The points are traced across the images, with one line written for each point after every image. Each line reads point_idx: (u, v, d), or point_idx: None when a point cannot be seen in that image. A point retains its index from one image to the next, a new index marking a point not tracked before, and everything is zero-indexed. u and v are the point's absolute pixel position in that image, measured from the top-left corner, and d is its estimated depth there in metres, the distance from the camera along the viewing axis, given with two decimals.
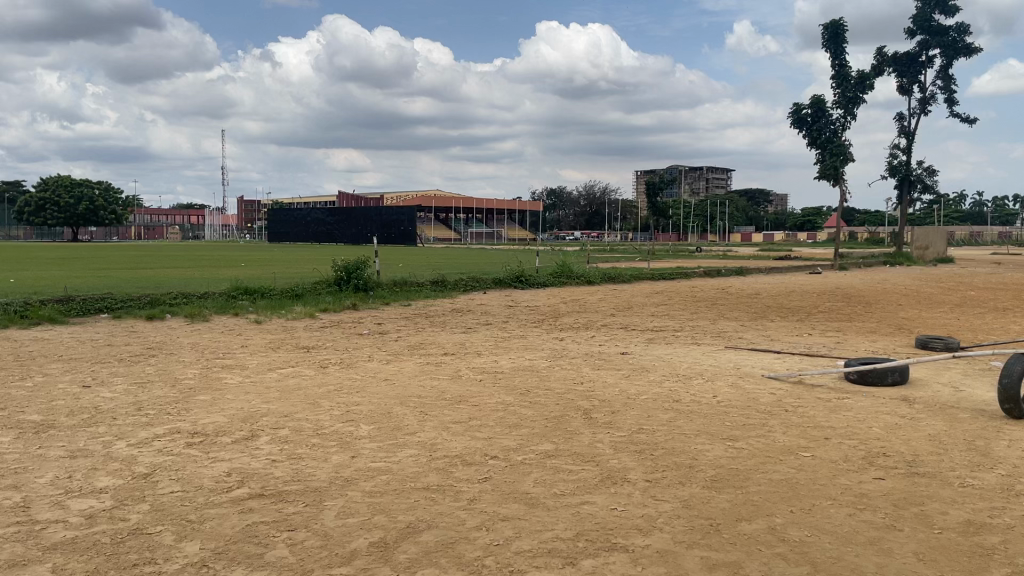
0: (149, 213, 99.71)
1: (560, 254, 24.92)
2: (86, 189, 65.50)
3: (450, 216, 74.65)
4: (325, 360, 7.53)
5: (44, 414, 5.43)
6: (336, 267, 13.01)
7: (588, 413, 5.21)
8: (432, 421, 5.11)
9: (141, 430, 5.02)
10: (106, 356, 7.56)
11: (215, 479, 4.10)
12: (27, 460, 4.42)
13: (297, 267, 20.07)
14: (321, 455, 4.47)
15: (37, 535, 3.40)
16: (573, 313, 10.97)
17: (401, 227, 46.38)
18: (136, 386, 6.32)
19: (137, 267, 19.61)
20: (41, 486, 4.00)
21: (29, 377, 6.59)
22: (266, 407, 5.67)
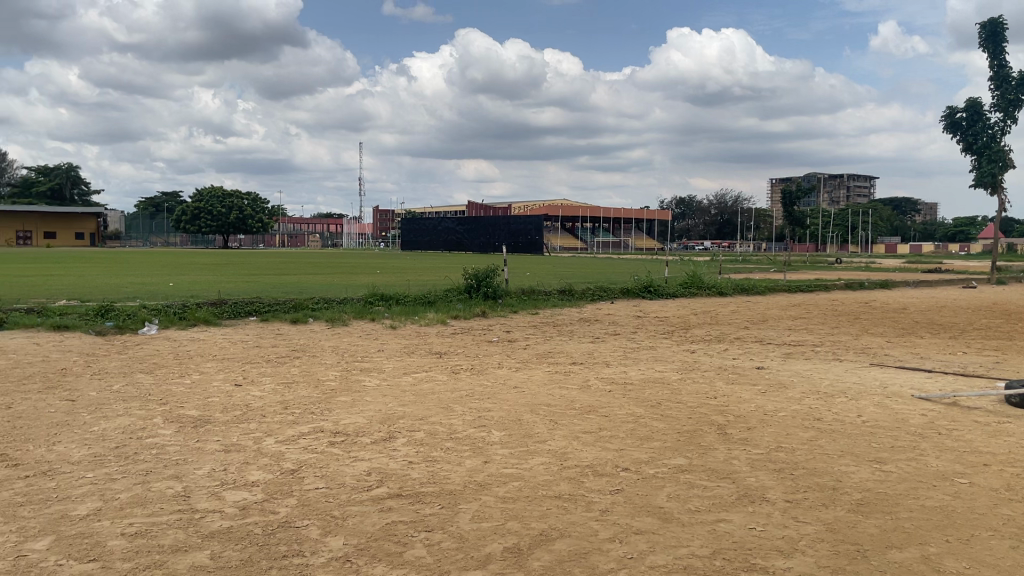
0: (293, 222, 105.38)
1: (691, 266, 24.46)
2: (237, 199, 69.90)
3: (577, 225, 74.72)
4: (457, 366, 7.70)
5: (201, 409, 5.83)
6: (466, 275, 13.27)
7: (723, 428, 5.08)
8: (563, 430, 5.13)
9: (287, 428, 5.30)
10: (255, 356, 8.03)
11: (356, 477, 4.28)
12: (188, 452, 4.76)
13: (429, 275, 20.57)
14: (456, 459, 4.57)
15: (196, 523, 3.64)
16: (705, 325, 10.74)
17: (529, 236, 46.85)
18: (283, 386, 6.68)
19: (286, 273, 20.75)
20: (199, 477, 4.29)
21: (188, 374, 7.10)
22: (402, 409, 5.86)
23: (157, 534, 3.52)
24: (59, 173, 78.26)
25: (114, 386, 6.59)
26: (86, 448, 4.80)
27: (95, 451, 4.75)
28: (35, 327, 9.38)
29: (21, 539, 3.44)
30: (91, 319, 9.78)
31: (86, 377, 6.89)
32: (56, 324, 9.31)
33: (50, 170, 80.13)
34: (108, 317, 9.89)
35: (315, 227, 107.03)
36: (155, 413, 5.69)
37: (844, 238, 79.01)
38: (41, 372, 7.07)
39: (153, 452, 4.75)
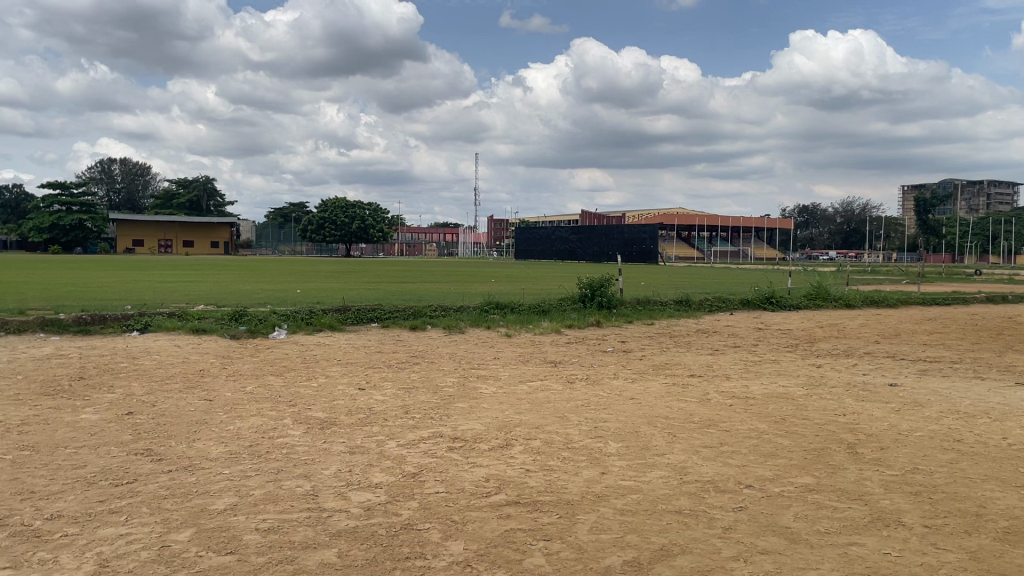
0: (411, 231, 108.28)
1: (815, 276, 23.48)
2: (359, 209, 72.44)
3: (693, 234, 73.34)
4: (573, 375, 7.68)
5: (327, 411, 6.06)
6: (581, 284, 13.26)
7: (853, 447, 4.86)
8: (682, 444, 5.03)
9: (408, 432, 5.44)
10: (377, 361, 8.29)
11: (475, 483, 4.33)
12: (315, 453, 4.95)
13: (543, 283, 20.63)
14: (573, 469, 4.56)
15: (325, 521, 3.79)
16: (831, 339, 10.29)
17: (644, 245, 46.35)
18: (404, 391, 6.86)
19: (405, 281, 21.31)
20: (327, 477, 4.46)
21: (315, 378, 7.40)
22: (518, 417, 5.90)
23: (288, 530, 3.67)
24: (197, 186, 83.41)
25: (247, 388, 6.95)
26: (223, 446, 5.07)
27: (231, 448, 5.02)
28: (176, 329, 10.02)
29: (166, 529, 3.67)
30: (227, 322, 10.36)
31: (222, 378, 7.30)
32: (195, 328, 9.90)
33: (189, 182, 85.56)
34: (241, 321, 10.45)
35: (432, 236, 109.65)
36: (285, 414, 5.96)
37: (984, 248, 74.08)
38: (182, 372, 7.54)
39: (283, 451, 4.97)
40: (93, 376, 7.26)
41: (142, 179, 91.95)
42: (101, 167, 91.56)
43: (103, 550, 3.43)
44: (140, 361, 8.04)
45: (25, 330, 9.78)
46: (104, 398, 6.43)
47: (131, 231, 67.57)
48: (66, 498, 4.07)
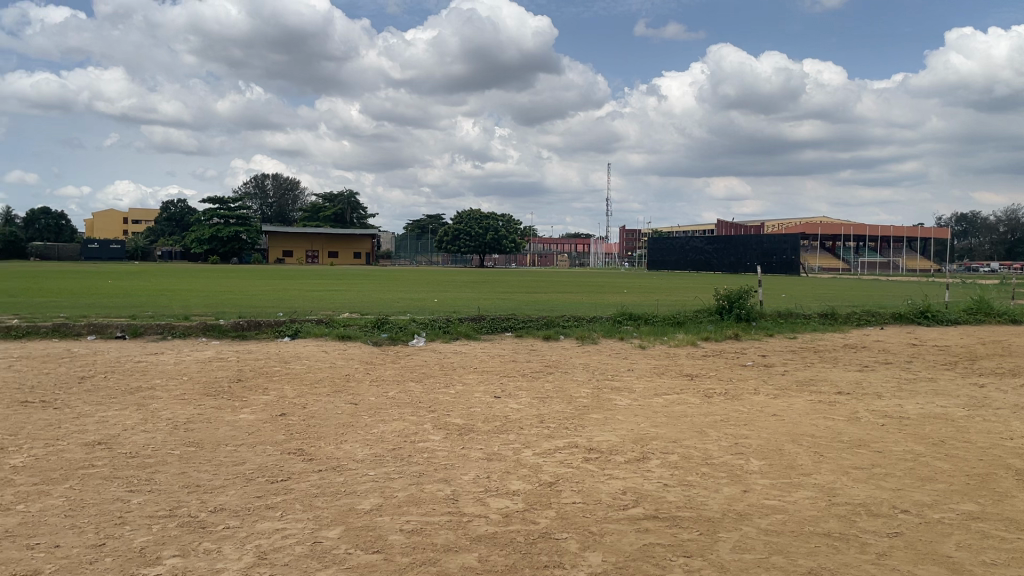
0: (544, 242, 109.26)
1: (977, 289, 21.90)
2: (494, 221, 73.73)
3: (837, 244, 70.06)
4: (711, 389, 7.50)
5: (465, 418, 6.20)
6: (718, 296, 12.95)
7: (1022, 474, 4.50)
8: (830, 464, 4.81)
9: (544, 441, 5.48)
10: (513, 370, 8.40)
11: (613, 495, 4.31)
12: (454, 458, 5.08)
13: (679, 295, 20.24)
14: (713, 485, 4.45)
15: (465, 526, 3.87)
16: (994, 357, 9.56)
17: (784, 255, 44.71)
18: (539, 400, 6.92)
19: (537, 291, 21.48)
20: (466, 482, 4.56)
21: (452, 385, 7.59)
22: (655, 430, 5.83)
23: (430, 533, 3.78)
24: (341, 200, 87.47)
25: (389, 392, 7.22)
26: (368, 448, 5.29)
27: (375, 451, 5.22)
28: (323, 335, 10.55)
29: (317, 526, 3.86)
30: (370, 330, 10.80)
31: (365, 383, 7.61)
32: (341, 335, 10.38)
33: (333, 196, 89.88)
34: (383, 329, 10.86)
35: (563, 247, 110.01)
36: (425, 419, 6.14)
37: None
38: (329, 376, 7.91)
39: (424, 455, 5.12)
40: (250, 378, 7.75)
41: (292, 193, 97.40)
42: (255, 182, 97.72)
43: (260, 543, 3.65)
44: (291, 365, 8.50)
45: (189, 334, 10.55)
46: (259, 400, 6.84)
47: (281, 243, 71.63)
48: (227, 492, 4.36)
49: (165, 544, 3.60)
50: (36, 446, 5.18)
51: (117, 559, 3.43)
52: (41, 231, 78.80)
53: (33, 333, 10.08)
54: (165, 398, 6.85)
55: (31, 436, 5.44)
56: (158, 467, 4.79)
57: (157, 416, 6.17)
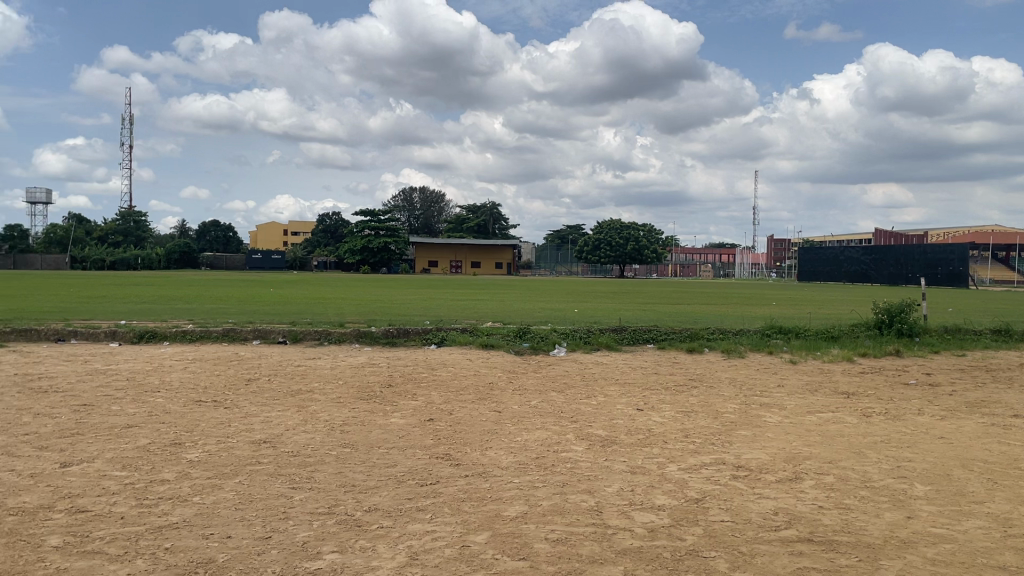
0: (688, 252, 107.31)
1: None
2: (635, 231, 73.09)
3: (1011, 253, 64.67)
4: (869, 408, 7.10)
5: (607, 430, 6.16)
6: (877, 309, 12.25)
7: None
8: (1005, 492, 4.45)
9: (690, 456, 5.37)
10: (656, 382, 8.28)
11: (764, 515, 4.17)
12: (598, 469, 5.06)
13: (834, 308, 19.20)
14: (873, 510, 4.22)
15: (610, 538, 3.86)
16: None
17: (950, 266, 41.80)
18: (683, 414, 6.78)
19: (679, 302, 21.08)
20: (610, 494, 4.54)
21: (594, 396, 7.57)
22: (808, 450, 5.58)
23: (575, 543, 3.80)
24: (485, 211, 89.47)
25: (532, 401, 7.30)
26: (512, 456, 5.37)
27: (520, 459, 5.30)
28: (468, 343, 10.81)
29: (465, 530, 3.96)
30: (512, 339, 10.98)
31: (509, 392, 7.72)
32: (484, 343, 10.60)
33: (477, 207, 91.87)
34: (525, 338, 11.01)
35: (707, 257, 107.27)
36: (567, 429, 6.17)
37: None
38: (474, 384, 8.10)
39: (568, 465, 5.15)
40: (399, 384, 8.03)
41: (437, 205, 100.36)
42: (403, 195, 101.51)
43: (412, 543, 3.79)
44: (438, 372, 8.77)
45: (344, 340, 11.08)
46: (407, 405, 7.09)
47: (427, 253, 74.03)
48: (380, 493, 4.54)
49: (325, 540, 3.81)
50: (208, 442, 5.60)
51: (282, 552, 3.65)
52: (212, 243, 85.29)
53: (206, 336, 10.91)
54: (322, 400, 7.22)
55: (205, 433, 5.87)
56: (317, 466, 5.07)
57: (316, 418, 6.52)
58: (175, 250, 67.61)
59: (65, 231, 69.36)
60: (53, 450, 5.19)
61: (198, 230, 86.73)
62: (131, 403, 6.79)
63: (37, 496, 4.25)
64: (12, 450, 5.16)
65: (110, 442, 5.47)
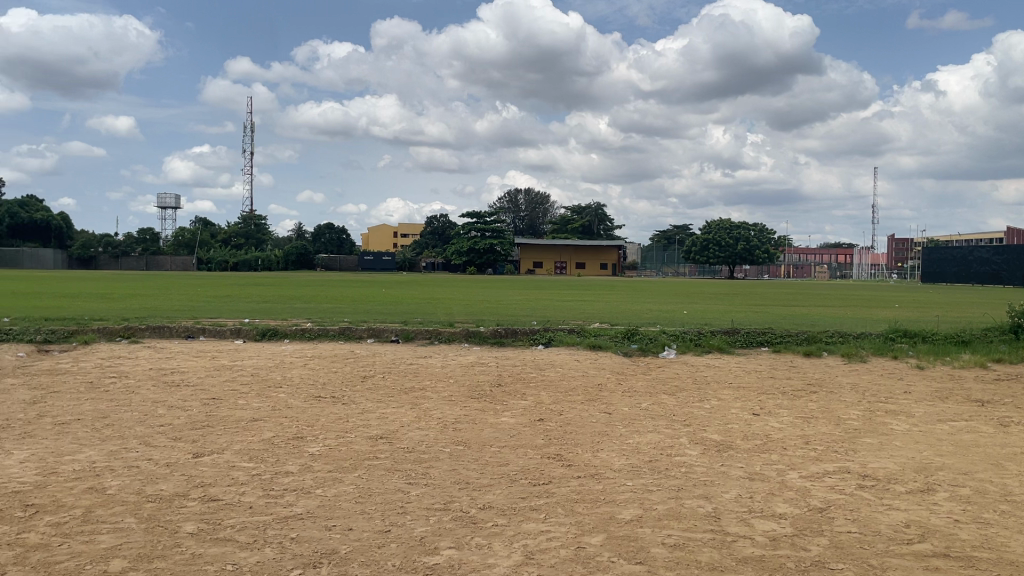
0: (801, 252, 103.86)
1: None
2: (745, 231, 71.22)
3: None
4: (1006, 418, 6.65)
5: (722, 434, 6.01)
6: (1013, 312, 11.46)
7: None
8: None
9: (811, 464, 5.17)
10: (772, 387, 8.00)
11: (894, 527, 3.96)
12: (714, 475, 4.94)
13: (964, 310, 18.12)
14: (1015, 525, 3.94)
15: (730, 546, 3.75)
16: None
17: None
18: (803, 420, 6.53)
19: (793, 304, 20.34)
20: (728, 501, 4.42)
21: (707, 399, 7.39)
22: (940, 460, 5.27)
23: (693, 549, 3.71)
24: (591, 212, 89.22)
25: (643, 404, 7.19)
26: (625, 458, 5.30)
27: (633, 462, 5.23)
28: (576, 344, 10.78)
29: (580, 531, 3.93)
30: (621, 340, 10.86)
31: (619, 393, 7.65)
32: (593, 344, 10.54)
33: (582, 208, 91.60)
34: (634, 339, 10.88)
35: (823, 259, 103.07)
36: (680, 433, 6.05)
37: None
38: (583, 385, 8.06)
39: (682, 469, 5.04)
40: (509, 384, 8.08)
41: (542, 207, 100.64)
42: (509, 197, 102.44)
43: (528, 542, 3.79)
44: (546, 373, 8.78)
45: (453, 340, 11.24)
46: (517, 405, 7.11)
47: (533, 254, 74.44)
48: (494, 491, 4.58)
49: (442, 536, 3.86)
50: (328, 436, 5.78)
51: (401, 546, 3.72)
52: (326, 245, 88.62)
53: (323, 335, 11.30)
54: (434, 398, 7.35)
55: (325, 427, 6.08)
56: (432, 462, 5.15)
57: (429, 415, 6.64)
58: (292, 252, 70.57)
59: (192, 235, 74.01)
60: (186, 441, 5.49)
61: (313, 232, 90.17)
62: (255, 398, 7.10)
63: (173, 484, 4.50)
64: (150, 440, 5.47)
65: (237, 435, 5.74)
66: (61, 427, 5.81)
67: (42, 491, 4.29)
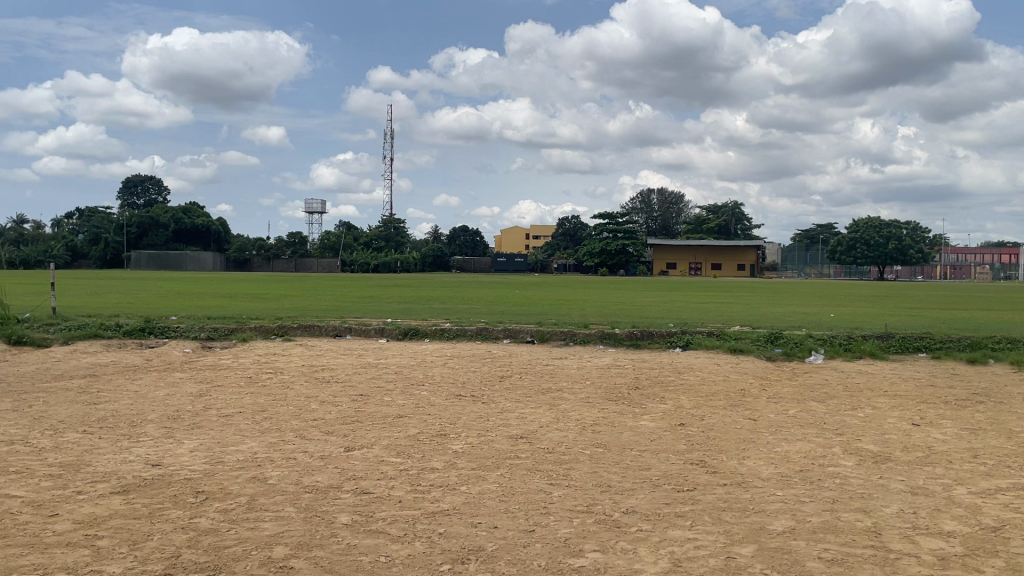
0: (959, 251, 97.14)
1: None
2: (897, 229, 67.25)
3: None
4: None
5: (879, 445, 5.67)
6: None
7: None
8: None
9: (981, 479, 4.79)
10: (933, 396, 7.49)
11: None
12: (871, 487, 4.67)
13: None
14: None
15: (893, 564, 3.53)
16: None
17: None
18: (969, 432, 6.06)
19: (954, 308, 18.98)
20: (889, 515, 4.17)
21: (860, 408, 7.00)
22: None
23: (853, 565, 3.52)
24: (727, 211, 86.88)
25: (789, 411, 6.90)
26: (774, 467, 5.10)
27: (781, 471, 5.02)
28: (716, 347, 10.49)
29: (729, 541, 3.81)
30: (763, 344, 10.48)
31: (763, 399, 7.38)
32: (734, 348, 10.23)
33: (718, 207, 89.32)
34: (778, 343, 10.48)
35: (984, 258, 96.01)
36: (832, 442, 5.76)
37: None
38: (725, 390, 7.82)
39: (836, 481, 4.79)
40: (647, 387, 7.96)
41: (676, 207, 98.93)
42: (643, 199, 101.33)
43: (674, 550, 3.71)
44: (685, 376, 8.59)
45: (588, 341, 11.20)
46: (657, 408, 7.00)
47: (666, 255, 73.25)
48: (637, 496, 4.51)
49: (587, 539, 3.83)
50: (470, 434, 5.89)
51: (546, 546, 3.73)
52: (460, 247, 90.67)
53: (461, 335, 11.53)
54: (571, 400, 7.34)
55: (467, 426, 6.19)
56: (572, 464, 5.14)
57: (568, 416, 6.64)
58: (429, 253, 72.68)
59: (336, 238, 77.54)
60: (338, 435, 5.73)
61: (449, 235, 92.46)
62: (399, 395, 7.33)
63: (328, 476, 4.70)
64: (304, 434, 5.75)
65: (384, 430, 5.94)
66: (225, 418, 6.21)
67: (211, 479, 4.59)
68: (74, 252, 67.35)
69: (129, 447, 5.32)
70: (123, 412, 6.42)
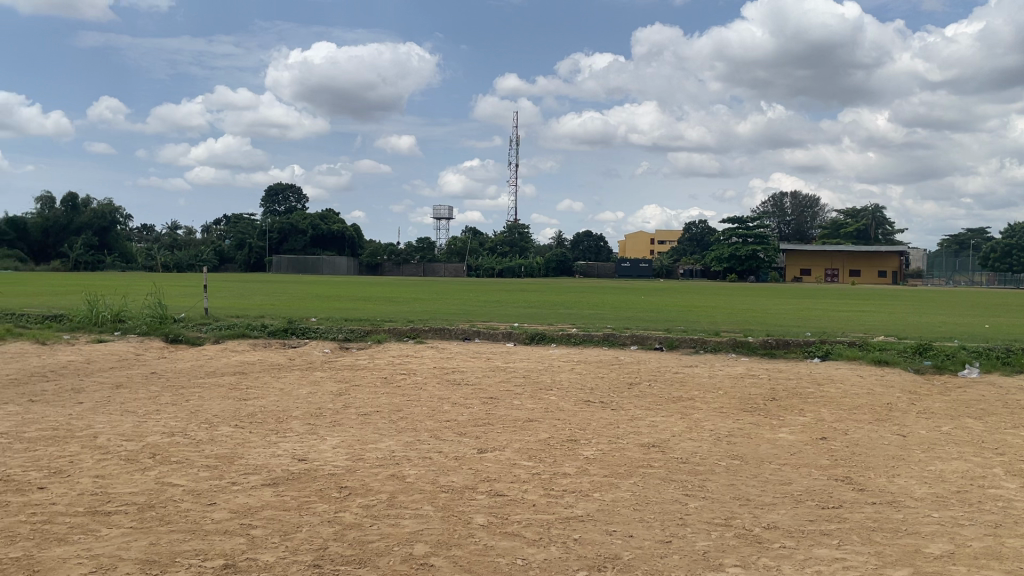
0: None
1: None
2: None
3: None
4: None
5: None
6: None
7: None
8: None
9: None
10: None
11: None
12: None
13: None
14: None
15: None
16: None
17: None
18: None
19: None
20: None
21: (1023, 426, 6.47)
22: None
23: None
24: (867, 215, 82.73)
25: (942, 427, 6.47)
26: (927, 487, 4.79)
27: (936, 491, 4.71)
28: (858, 358, 9.98)
29: (880, 563, 3.61)
30: (910, 356, 9.89)
31: (911, 414, 6.95)
32: (877, 359, 9.71)
33: (857, 211, 85.21)
34: (927, 355, 9.87)
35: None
36: (993, 462, 5.35)
37: None
38: (869, 403, 7.42)
39: (999, 504, 4.45)
40: (784, 398, 7.66)
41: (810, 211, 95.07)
42: (775, 203, 97.95)
43: (821, 569, 3.55)
44: (825, 388, 8.20)
45: (720, 350, 10.91)
46: (796, 421, 6.72)
47: (800, 261, 70.51)
48: (779, 511, 4.34)
49: (726, 553, 3.72)
50: (601, 441, 5.85)
51: (684, 559, 3.64)
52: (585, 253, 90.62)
53: (589, 340, 11.50)
54: (704, 409, 7.16)
55: (598, 432, 6.15)
56: (708, 475, 5.01)
57: (701, 426, 6.47)
58: (553, 258, 73.05)
59: (463, 243, 79.16)
60: (471, 436, 5.82)
61: (573, 241, 92.59)
62: (529, 399, 7.36)
63: (463, 477, 4.78)
64: (439, 434, 5.88)
65: (516, 433, 5.99)
66: (363, 417, 6.43)
67: (353, 475, 4.77)
68: (222, 256, 71.91)
69: (277, 442, 5.60)
70: (270, 409, 6.76)
